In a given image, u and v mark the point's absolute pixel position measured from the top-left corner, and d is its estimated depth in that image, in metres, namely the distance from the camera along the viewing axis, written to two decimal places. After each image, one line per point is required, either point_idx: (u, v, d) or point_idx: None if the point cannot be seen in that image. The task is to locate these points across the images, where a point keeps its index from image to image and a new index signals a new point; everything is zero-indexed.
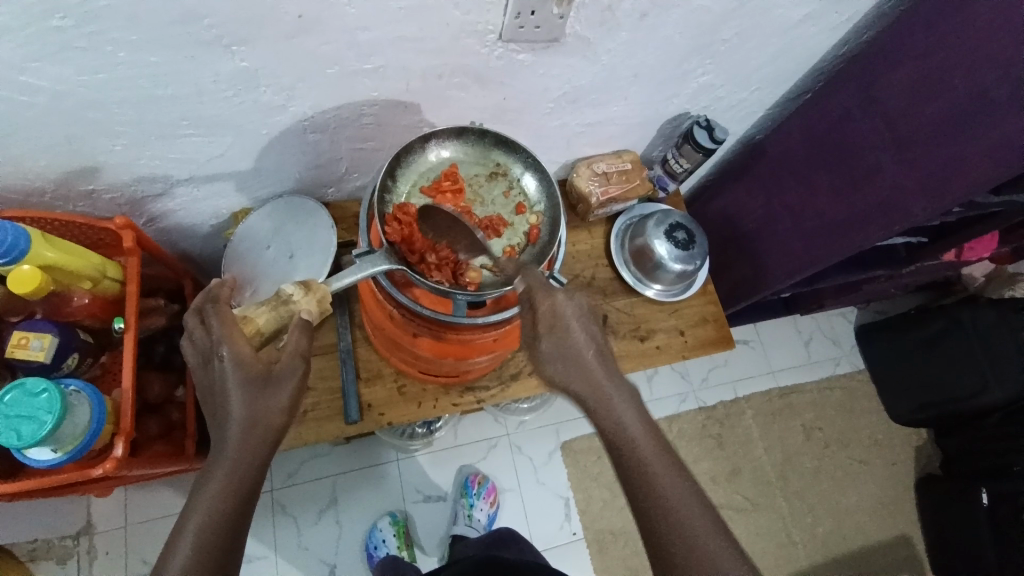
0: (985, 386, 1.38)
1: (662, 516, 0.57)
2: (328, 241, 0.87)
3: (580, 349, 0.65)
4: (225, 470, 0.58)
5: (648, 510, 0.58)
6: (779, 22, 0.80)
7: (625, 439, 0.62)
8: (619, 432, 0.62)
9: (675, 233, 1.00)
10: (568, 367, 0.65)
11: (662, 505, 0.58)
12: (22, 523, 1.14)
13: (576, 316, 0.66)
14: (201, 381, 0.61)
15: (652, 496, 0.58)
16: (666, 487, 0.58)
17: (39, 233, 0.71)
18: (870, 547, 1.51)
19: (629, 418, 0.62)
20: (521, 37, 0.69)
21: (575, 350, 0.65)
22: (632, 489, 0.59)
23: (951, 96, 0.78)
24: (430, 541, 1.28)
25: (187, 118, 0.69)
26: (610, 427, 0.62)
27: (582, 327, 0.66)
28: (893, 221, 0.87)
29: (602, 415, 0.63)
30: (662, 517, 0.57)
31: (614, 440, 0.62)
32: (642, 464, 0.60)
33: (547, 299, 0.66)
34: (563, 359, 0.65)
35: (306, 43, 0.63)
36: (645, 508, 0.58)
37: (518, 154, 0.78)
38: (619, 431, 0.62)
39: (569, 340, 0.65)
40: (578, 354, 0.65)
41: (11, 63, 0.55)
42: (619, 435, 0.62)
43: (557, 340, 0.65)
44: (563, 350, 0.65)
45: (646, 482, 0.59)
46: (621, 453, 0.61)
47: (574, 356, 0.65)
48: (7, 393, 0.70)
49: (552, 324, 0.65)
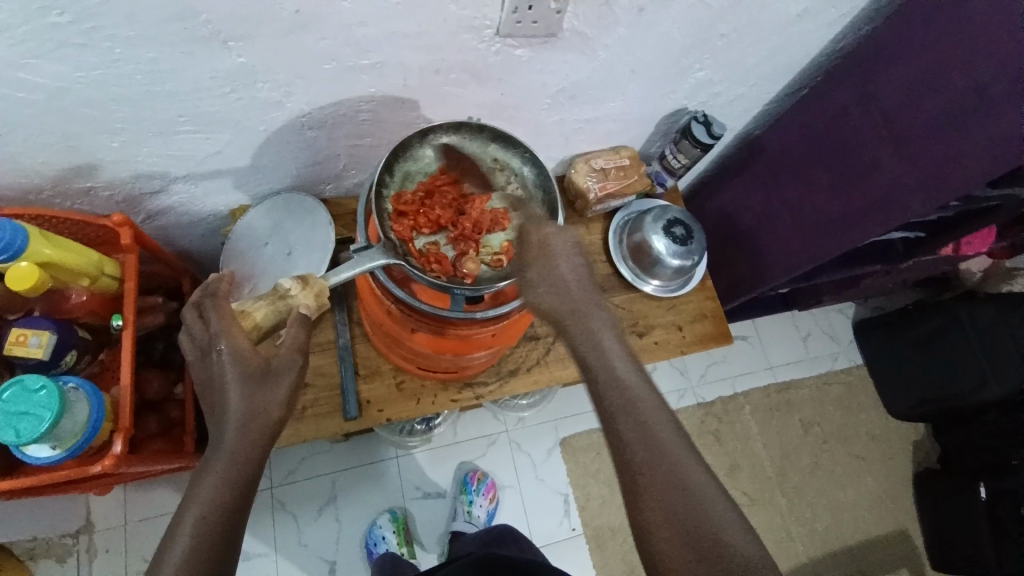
0: (983, 382, 1.38)
1: (652, 454, 0.58)
2: (327, 240, 0.88)
3: (568, 281, 0.67)
4: (224, 465, 0.57)
5: (637, 449, 0.58)
6: (776, 16, 0.80)
7: (612, 373, 0.62)
8: (611, 371, 0.62)
9: (672, 228, 1.01)
10: (563, 308, 0.66)
11: (653, 444, 0.58)
12: (22, 522, 1.15)
13: (567, 252, 0.69)
14: (199, 374, 0.61)
15: (642, 434, 0.58)
16: (656, 428, 0.59)
17: (36, 230, 0.71)
18: (869, 542, 1.51)
19: (619, 358, 0.63)
20: (519, 32, 0.69)
21: (570, 289, 0.67)
22: (620, 429, 0.59)
23: (950, 92, 0.78)
24: (430, 538, 1.29)
25: (185, 115, 0.69)
26: (602, 367, 0.63)
27: (571, 262, 0.68)
28: (891, 219, 0.86)
29: (591, 354, 0.64)
30: (652, 456, 0.57)
31: (603, 379, 0.62)
32: (631, 405, 0.60)
33: (538, 232, 0.70)
34: (556, 292, 0.67)
35: (304, 39, 0.63)
36: (633, 446, 0.58)
37: (516, 149, 0.77)
38: (611, 375, 0.62)
39: (562, 279, 0.67)
40: (569, 290, 0.67)
41: (8, 60, 0.55)
42: (609, 373, 0.62)
43: (548, 275, 0.67)
44: (555, 283, 0.67)
45: (636, 421, 0.59)
46: (610, 393, 0.61)
47: (565, 293, 0.67)
48: (7, 389, 0.70)
49: (540, 254, 0.69)
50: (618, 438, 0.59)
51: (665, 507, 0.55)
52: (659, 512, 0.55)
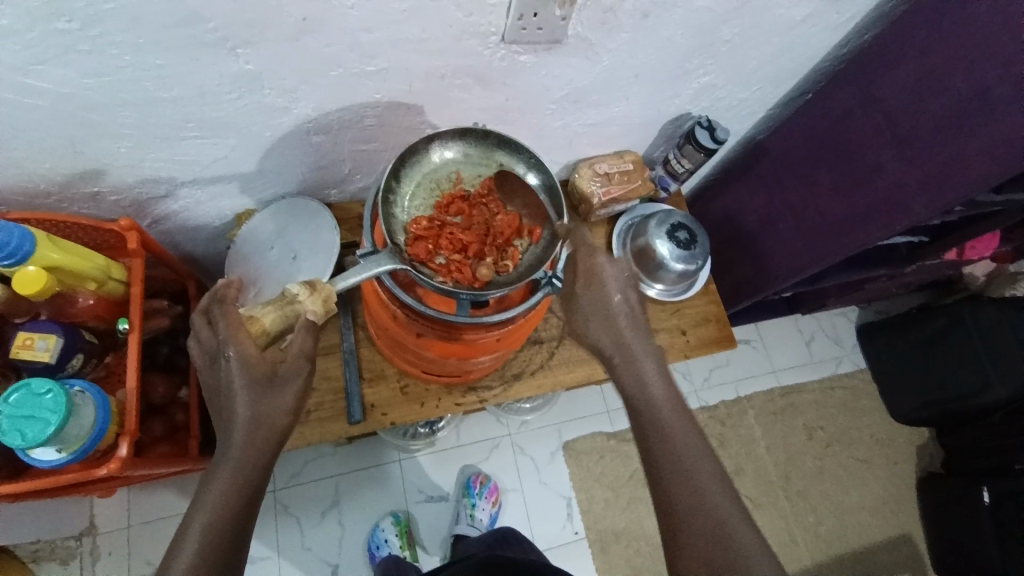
0: (987, 382, 1.38)
1: (686, 489, 0.59)
2: (331, 244, 0.88)
3: (614, 310, 0.69)
4: (231, 469, 0.58)
5: (673, 485, 0.60)
6: (779, 22, 0.80)
7: (648, 400, 0.65)
8: (651, 404, 0.65)
9: (677, 232, 1.00)
10: (607, 336, 0.69)
11: (686, 475, 0.60)
12: (26, 525, 1.15)
13: (616, 280, 0.70)
14: (207, 380, 0.62)
15: (677, 470, 0.60)
16: (693, 463, 0.61)
17: (44, 235, 0.72)
18: (872, 546, 1.51)
19: (659, 391, 0.66)
20: (523, 39, 0.69)
21: (615, 318, 0.69)
22: (658, 463, 0.61)
23: (952, 94, 0.78)
24: (433, 541, 1.29)
25: (192, 120, 0.69)
26: (641, 399, 0.65)
27: (620, 291, 0.69)
28: (895, 219, 0.87)
29: (632, 386, 0.66)
30: (686, 492, 0.59)
31: (642, 413, 0.65)
32: (669, 440, 0.62)
33: (589, 258, 0.71)
34: (603, 323, 0.69)
35: (310, 45, 0.63)
36: (669, 483, 0.60)
37: (520, 154, 0.77)
38: (646, 398, 0.65)
39: (607, 308, 0.69)
40: (616, 320, 0.69)
41: (15, 66, 0.56)
42: (647, 401, 0.65)
43: (596, 303, 0.69)
44: (602, 312, 0.69)
45: (673, 457, 0.61)
46: (648, 427, 0.64)
47: (613, 326, 0.68)
48: (12, 394, 0.70)
49: (588, 282, 0.70)
50: (654, 472, 0.61)
51: (698, 544, 0.57)
52: (692, 548, 0.57)
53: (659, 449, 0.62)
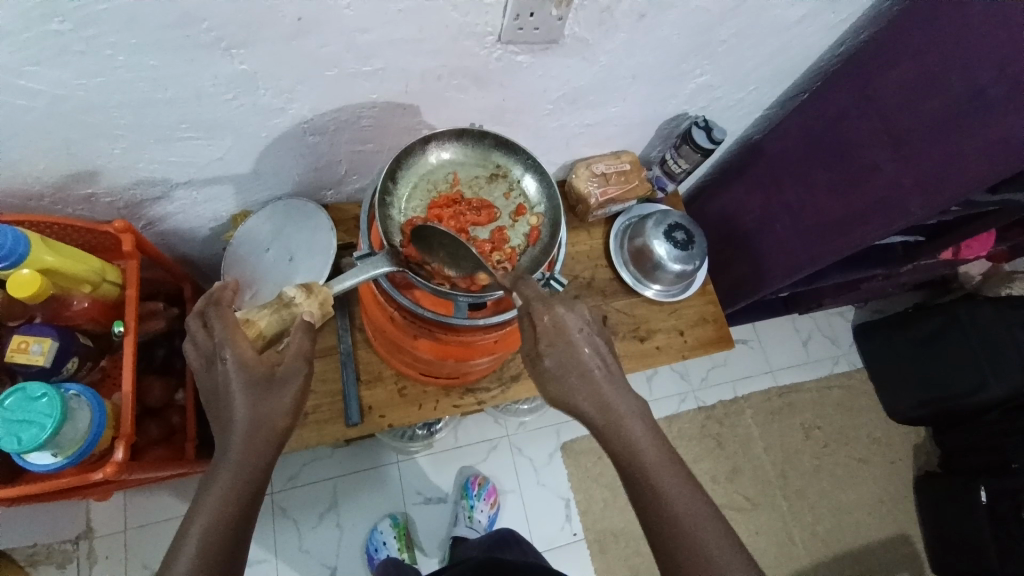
0: (983, 382, 1.38)
1: (693, 559, 0.57)
2: (328, 243, 0.87)
3: (586, 361, 0.65)
4: (230, 473, 0.58)
5: (674, 546, 0.58)
6: (776, 22, 0.80)
7: (629, 449, 0.62)
8: (643, 468, 0.61)
9: (675, 233, 1.01)
10: (584, 395, 0.64)
11: (678, 525, 0.58)
12: (22, 529, 1.14)
13: (583, 333, 0.65)
14: (205, 382, 0.61)
15: (681, 538, 0.58)
16: (696, 530, 0.58)
17: (38, 237, 0.71)
18: (870, 545, 1.51)
19: (641, 437, 0.63)
20: (521, 39, 0.69)
21: (589, 375, 0.64)
22: (658, 531, 0.59)
23: (948, 94, 0.78)
24: (431, 543, 1.28)
25: (187, 121, 0.69)
26: (632, 465, 0.62)
27: (587, 340, 0.65)
28: (892, 218, 0.86)
29: (622, 449, 0.62)
30: (694, 560, 0.57)
31: (637, 479, 0.61)
32: (668, 507, 0.59)
33: (548, 313, 0.64)
34: (579, 378, 0.64)
35: (306, 46, 0.63)
36: (673, 554, 0.58)
37: (518, 156, 0.77)
38: (626, 445, 0.62)
39: (582, 367, 0.64)
40: (591, 376, 0.64)
41: (8, 67, 0.55)
42: (629, 451, 0.62)
43: (566, 362, 0.64)
44: (575, 370, 0.64)
45: (674, 525, 0.58)
46: (646, 493, 0.60)
47: (587, 376, 0.64)
48: (7, 398, 0.70)
49: (555, 337, 0.64)
50: (658, 541, 0.59)
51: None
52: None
53: (659, 518, 0.59)
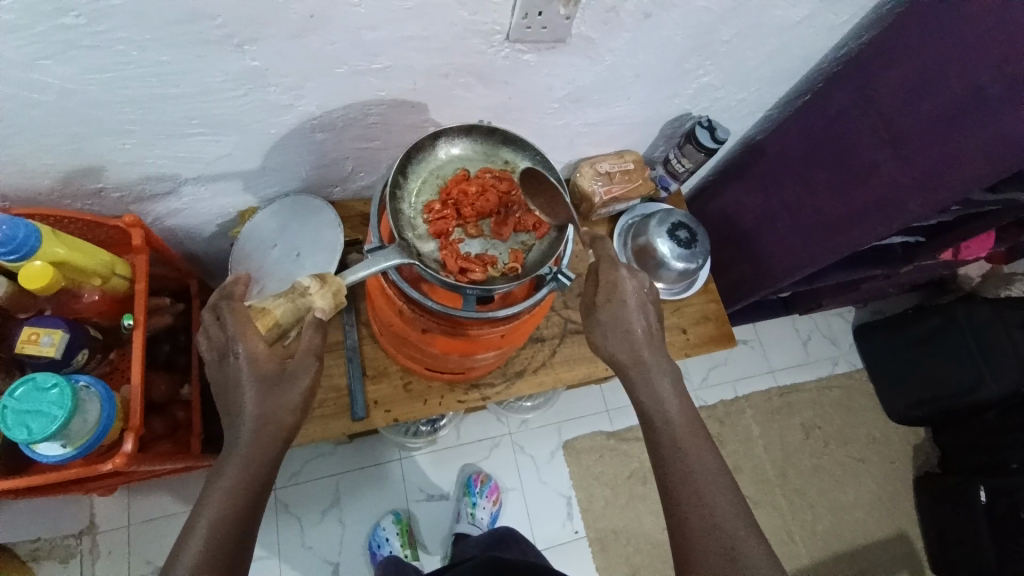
0: (981, 379, 1.39)
1: (700, 507, 0.62)
2: (334, 239, 0.89)
3: (634, 328, 0.71)
4: (239, 464, 0.59)
5: (680, 491, 0.63)
6: (778, 22, 0.82)
7: (658, 405, 0.68)
8: (668, 420, 0.67)
9: (677, 232, 1.01)
10: (623, 340, 0.71)
11: (685, 475, 0.64)
12: (25, 524, 1.15)
13: (637, 297, 0.72)
14: (216, 375, 0.62)
15: (691, 491, 0.63)
16: (705, 484, 0.63)
17: (48, 230, 0.72)
18: (870, 545, 1.52)
19: (671, 397, 0.69)
20: (527, 37, 0.70)
21: (631, 329, 0.71)
22: (670, 479, 0.64)
23: (948, 94, 0.79)
24: (433, 540, 1.29)
25: (196, 117, 0.70)
26: (658, 418, 0.68)
27: (640, 308, 0.72)
28: (891, 217, 0.88)
29: (650, 405, 0.69)
30: (697, 506, 0.62)
31: (661, 443, 0.67)
32: (684, 460, 0.64)
33: (612, 271, 0.72)
34: (620, 338, 0.71)
35: (316, 44, 0.64)
36: (683, 503, 0.62)
37: (525, 152, 0.78)
38: (653, 398, 0.69)
39: (628, 326, 0.71)
40: (635, 335, 0.71)
41: (19, 61, 0.56)
42: (655, 405, 0.68)
43: (615, 318, 0.71)
44: (621, 327, 0.71)
45: (686, 476, 0.64)
46: (664, 442, 0.67)
47: (631, 343, 0.71)
48: (17, 388, 0.70)
49: (610, 295, 0.72)
50: (667, 491, 0.64)
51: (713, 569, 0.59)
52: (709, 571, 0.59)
53: (675, 467, 0.64)
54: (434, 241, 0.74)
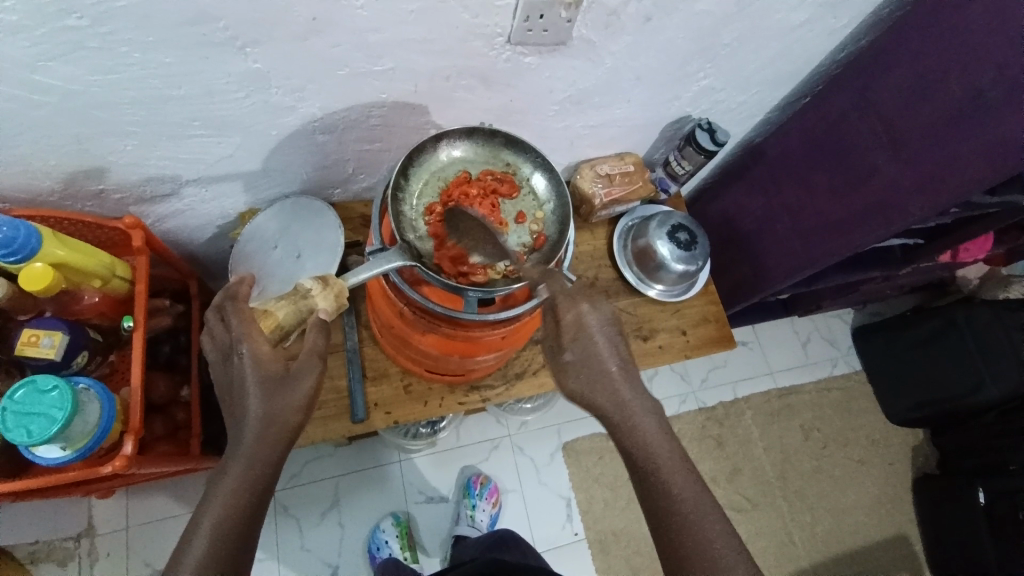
0: (981, 383, 1.39)
1: (702, 557, 0.58)
2: (336, 240, 0.88)
3: (608, 367, 0.66)
4: (241, 466, 0.58)
5: (677, 536, 0.60)
6: (779, 25, 0.82)
7: (642, 445, 0.64)
8: (657, 463, 0.62)
9: (676, 233, 1.02)
10: (597, 380, 0.66)
11: (679, 520, 0.60)
12: (24, 525, 1.14)
13: (603, 331, 0.67)
14: (221, 377, 0.62)
15: (688, 535, 0.59)
16: (704, 526, 0.59)
17: (49, 232, 0.72)
18: (869, 546, 1.52)
19: (654, 433, 0.64)
20: (529, 40, 0.70)
21: (603, 367, 0.66)
22: (664, 524, 0.61)
23: (947, 97, 0.79)
24: (433, 542, 1.29)
25: (198, 118, 0.70)
26: (645, 461, 0.63)
27: (609, 341, 0.67)
28: (891, 220, 0.88)
29: (634, 446, 0.64)
30: (698, 552, 0.58)
31: (650, 485, 0.62)
32: (677, 501, 0.61)
33: (573, 309, 0.67)
34: (595, 379, 0.66)
35: (318, 47, 0.64)
36: (686, 554, 0.59)
37: (527, 154, 0.78)
38: (636, 437, 0.64)
39: (600, 366, 0.66)
40: (609, 373, 0.66)
41: (23, 62, 0.56)
42: (638, 445, 0.64)
43: (586, 358, 0.66)
44: (592, 368, 0.66)
45: (684, 519, 0.60)
46: (652, 484, 0.62)
47: (607, 381, 0.66)
48: (18, 390, 0.70)
49: (576, 333, 0.67)
50: (666, 541, 0.60)
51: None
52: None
53: (669, 515, 0.60)
54: (428, 241, 0.73)
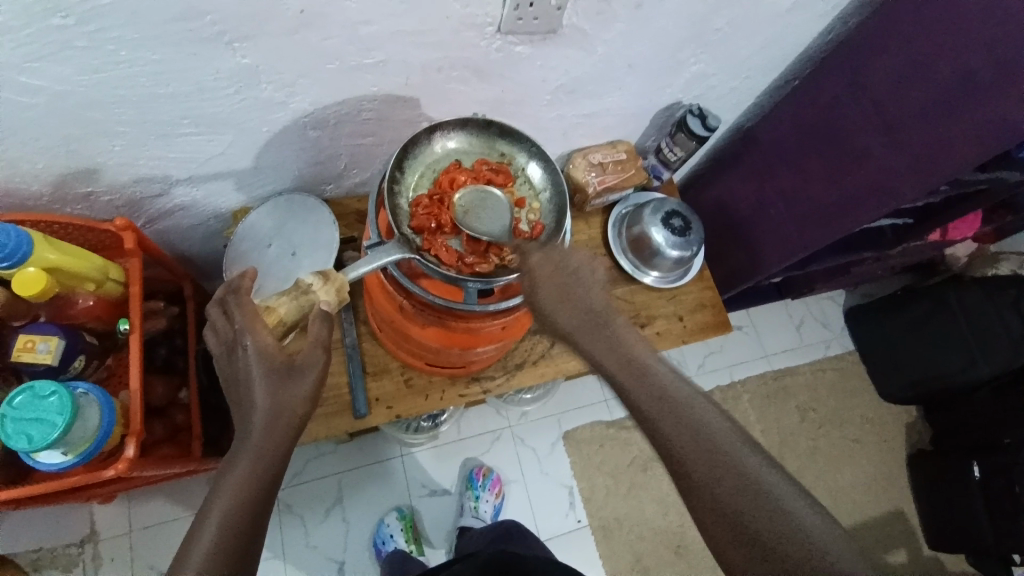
0: (972, 362, 1.41)
1: (743, 493, 0.54)
2: (331, 238, 0.88)
3: (577, 294, 0.66)
4: (250, 459, 0.57)
5: (682, 442, 0.57)
6: (768, 9, 0.82)
7: (628, 357, 0.63)
8: (677, 404, 0.59)
9: (672, 220, 1.02)
10: (578, 325, 0.65)
11: (683, 423, 0.58)
12: (25, 533, 1.14)
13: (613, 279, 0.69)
14: (224, 370, 0.62)
15: (694, 438, 0.57)
16: (739, 459, 0.56)
17: (41, 236, 0.71)
18: (867, 522, 1.55)
19: (636, 346, 0.64)
20: (520, 29, 0.70)
21: (596, 318, 0.65)
22: (666, 433, 0.58)
23: (939, 79, 0.79)
24: (437, 534, 1.29)
25: (188, 116, 0.69)
26: (632, 372, 0.62)
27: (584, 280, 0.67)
28: (882, 204, 0.89)
29: (614, 361, 0.63)
30: (705, 454, 0.56)
31: (644, 394, 0.60)
32: (677, 405, 0.59)
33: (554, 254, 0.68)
34: (565, 301, 0.65)
35: (310, 40, 0.63)
36: (727, 499, 0.54)
37: (522, 144, 0.78)
38: (621, 348, 0.63)
39: (572, 290, 0.66)
40: (575, 295, 0.66)
41: (10, 64, 0.55)
42: (623, 357, 0.63)
43: (561, 285, 0.66)
44: (562, 290, 0.66)
45: (687, 423, 0.58)
46: (646, 396, 0.60)
47: (578, 303, 0.65)
48: (17, 396, 0.70)
49: (553, 272, 0.67)
50: (692, 480, 0.56)
51: (776, 557, 0.51)
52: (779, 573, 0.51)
53: (698, 453, 0.56)
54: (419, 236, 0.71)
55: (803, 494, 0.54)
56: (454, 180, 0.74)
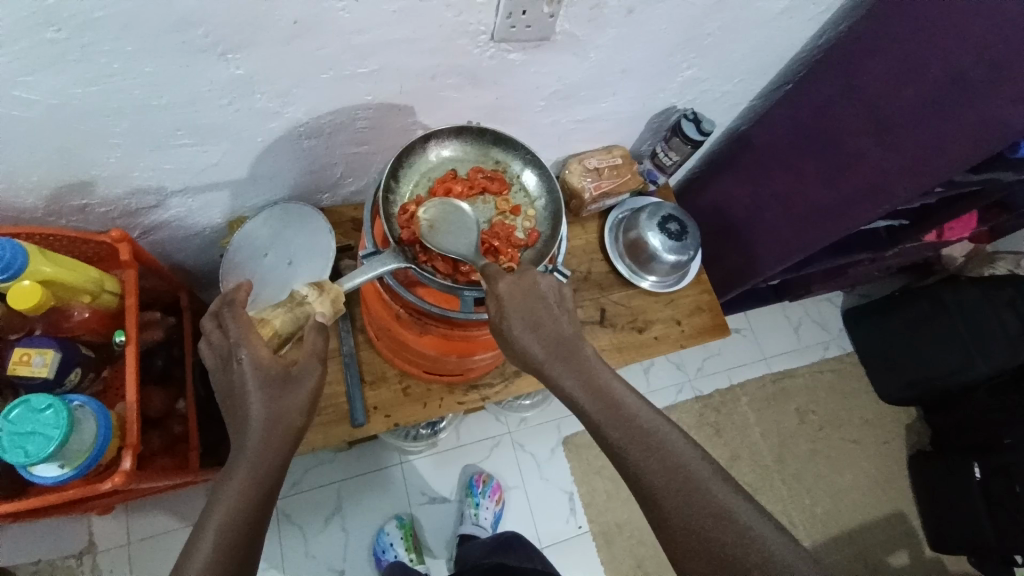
0: (970, 362, 1.40)
1: (713, 522, 0.55)
2: (328, 245, 0.87)
3: (550, 309, 0.64)
4: (247, 468, 0.57)
5: (652, 475, 0.57)
6: (760, 13, 0.82)
7: (597, 389, 0.62)
8: (648, 436, 0.59)
9: (667, 224, 1.02)
10: (546, 356, 0.62)
11: (653, 456, 0.58)
12: (23, 546, 1.13)
13: None
14: (220, 383, 0.61)
15: (664, 471, 0.57)
16: (709, 488, 0.56)
17: (35, 248, 0.71)
18: (869, 524, 1.54)
19: (604, 375, 0.63)
20: (513, 37, 0.70)
21: (565, 347, 0.63)
22: (638, 467, 0.58)
23: (929, 79, 0.79)
24: (437, 541, 1.29)
25: (183, 128, 0.69)
26: (602, 404, 0.61)
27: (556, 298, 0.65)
28: (879, 203, 0.90)
29: (585, 392, 0.62)
30: (676, 487, 0.56)
31: (614, 428, 0.60)
32: (647, 437, 0.59)
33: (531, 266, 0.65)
34: (534, 329, 0.62)
35: (304, 49, 0.64)
36: (698, 531, 0.55)
37: (516, 151, 0.78)
38: (591, 378, 0.62)
39: (536, 316, 0.63)
40: (542, 320, 0.63)
41: (4, 77, 0.55)
42: (593, 388, 0.62)
43: (527, 309, 0.62)
44: (529, 316, 0.62)
45: (657, 455, 0.58)
46: (616, 430, 0.60)
47: (548, 328, 0.63)
48: (11, 410, 0.69)
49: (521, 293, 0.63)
50: (663, 513, 0.56)
51: None
52: None
53: (668, 486, 0.57)
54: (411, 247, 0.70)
55: (773, 521, 0.55)
56: (449, 189, 0.74)
